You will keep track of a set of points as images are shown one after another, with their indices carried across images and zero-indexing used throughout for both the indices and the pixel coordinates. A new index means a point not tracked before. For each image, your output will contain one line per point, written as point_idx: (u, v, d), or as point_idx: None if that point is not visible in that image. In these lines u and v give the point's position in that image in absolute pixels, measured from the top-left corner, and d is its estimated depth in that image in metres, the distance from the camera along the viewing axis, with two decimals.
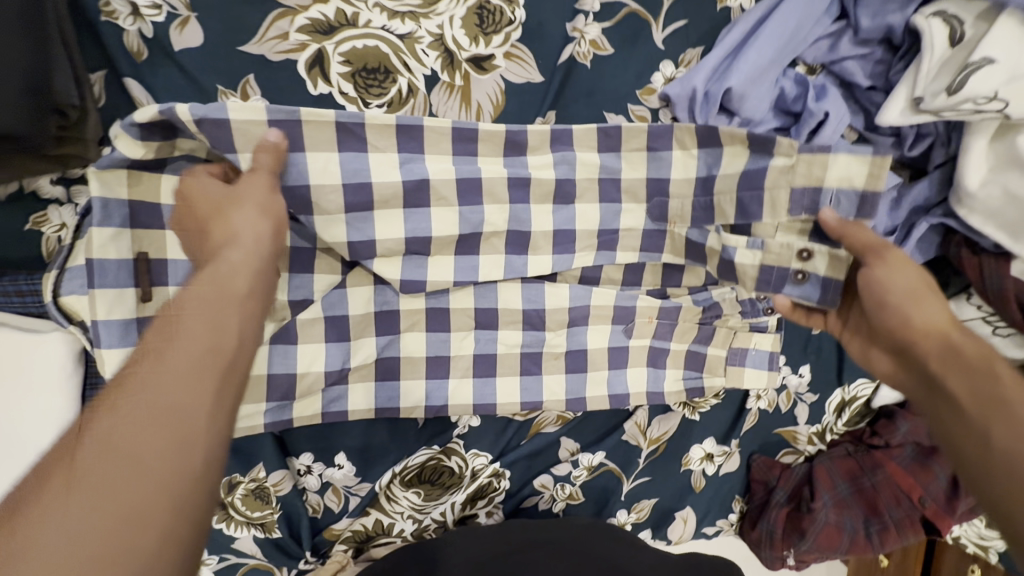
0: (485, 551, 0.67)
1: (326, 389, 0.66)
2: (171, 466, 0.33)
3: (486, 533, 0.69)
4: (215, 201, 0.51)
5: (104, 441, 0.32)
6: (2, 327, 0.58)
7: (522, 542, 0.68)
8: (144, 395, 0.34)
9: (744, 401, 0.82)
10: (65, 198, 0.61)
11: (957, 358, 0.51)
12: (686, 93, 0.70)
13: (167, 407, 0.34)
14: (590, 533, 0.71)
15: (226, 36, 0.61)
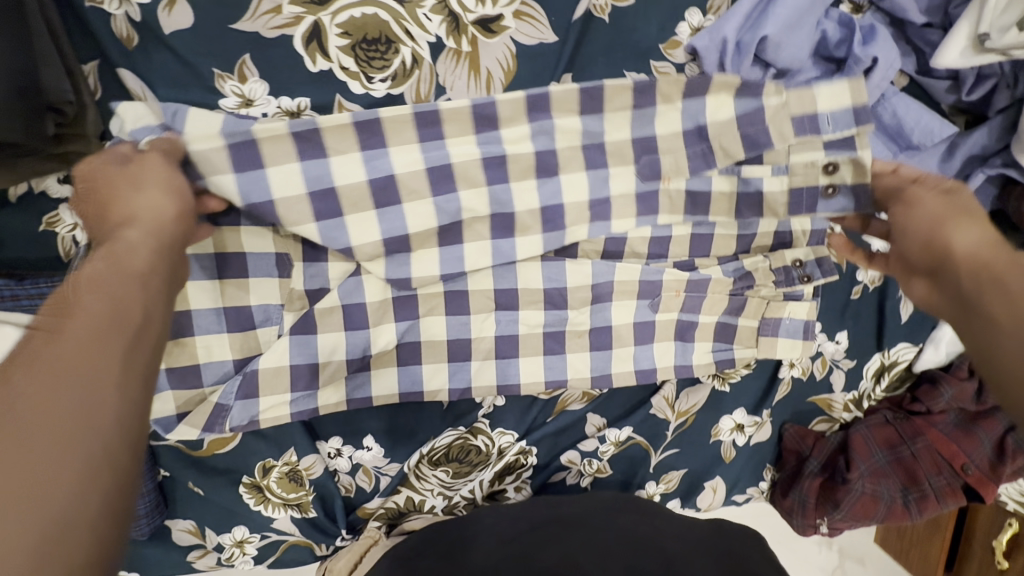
0: (505, 530, 0.64)
1: (350, 376, 0.66)
2: (100, 404, 0.31)
3: (507, 512, 0.67)
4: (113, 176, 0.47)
5: (35, 374, 0.30)
6: None
7: (542, 518, 0.66)
8: (54, 344, 0.32)
9: (776, 370, 0.80)
10: (74, 197, 0.60)
11: (991, 272, 0.44)
12: (715, 45, 0.64)
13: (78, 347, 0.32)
14: (601, 506, 0.69)
15: (217, 13, 0.57)
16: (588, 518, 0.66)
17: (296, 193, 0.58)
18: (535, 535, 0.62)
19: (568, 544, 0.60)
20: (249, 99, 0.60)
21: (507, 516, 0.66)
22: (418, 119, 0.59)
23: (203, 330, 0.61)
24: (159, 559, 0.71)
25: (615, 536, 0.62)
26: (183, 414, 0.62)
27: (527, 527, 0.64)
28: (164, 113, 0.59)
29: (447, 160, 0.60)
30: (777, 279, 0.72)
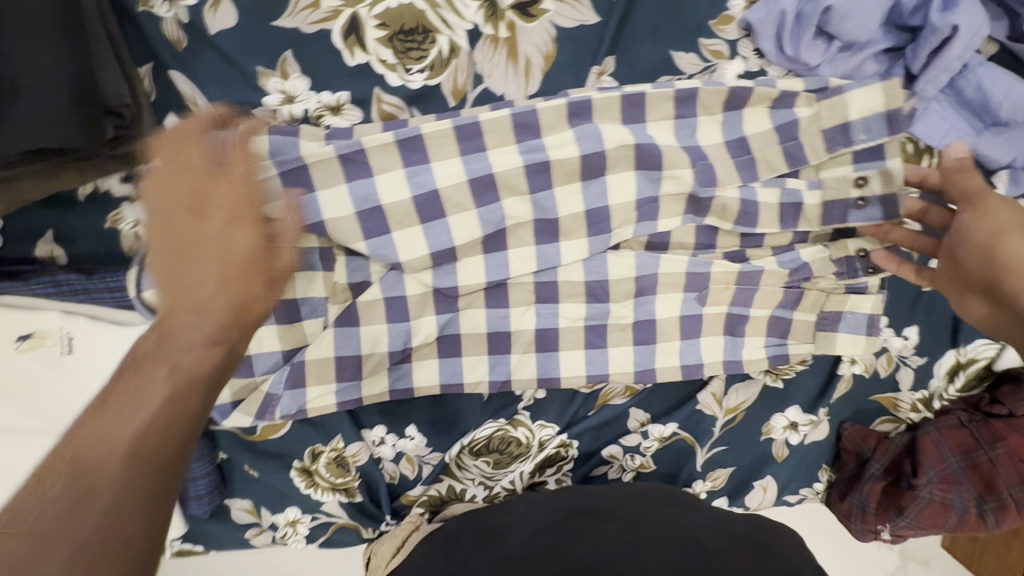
0: (539, 520, 0.62)
1: (392, 368, 0.67)
2: (114, 474, 0.34)
3: (540, 502, 0.66)
4: (182, 168, 0.46)
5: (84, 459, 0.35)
6: (101, 322, 0.62)
7: (571, 507, 0.64)
8: (112, 418, 0.36)
9: (834, 366, 0.75)
10: (135, 196, 0.63)
11: None
12: (772, 18, 0.59)
13: (122, 431, 0.35)
14: (642, 498, 0.67)
15: (259, 11, 0.58)
16: (627, 506, 0.64)
17: (339, 186, 0.59)
18: (570, 519, 0.62)
19: (604, 534, 0.58)
20: (291, 96, 0.60)
21: (544, 505, 0.65)
22: (459, 134, 0.59)
23: None
24: (220, 537, 0.76)
25: (653, 525, 0.60)
26: (237, 401, 0.65)
27: (565, 513, 0.63)
28: None
29: (490, 171, 0.60)
30: (838, 271, 0.67)
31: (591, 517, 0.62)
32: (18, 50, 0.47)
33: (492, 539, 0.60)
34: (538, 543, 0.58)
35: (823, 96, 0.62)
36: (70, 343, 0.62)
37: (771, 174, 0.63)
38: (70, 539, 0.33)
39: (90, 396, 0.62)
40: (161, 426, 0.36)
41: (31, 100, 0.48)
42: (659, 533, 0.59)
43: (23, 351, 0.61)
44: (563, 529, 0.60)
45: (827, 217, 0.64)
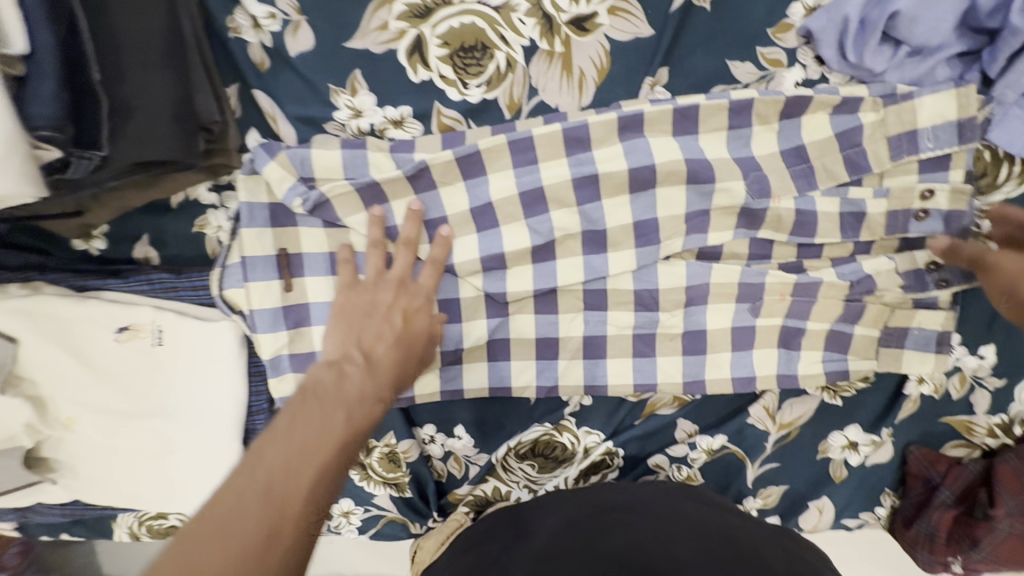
0: (565, 514, 0.61)
1: (443, 369, 0.70)
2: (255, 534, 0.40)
3: (565, 500, 0.65)
4: (369, 284, 0.60)
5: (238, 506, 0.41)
6: (187, 317, 0.68)
7: (595, 504, 0.63)
8: (265, 475, 0.43)
9: (900, 385, 0.71)
10: (220, 203, 0.69)
11: None
12: (835, 24, 0.58)
13: (291, 498, 0.42)
14: (664, 495, 0.65)
15: (333, 34, 0.63)
16: (645, 503, 0.63)
17: (407, 197, 0.64)
18: (594, 513, 0.61)
19: (631, 527, 0.58)
20: (359, 111, 0.65)
21: (566, 504, 0.64)
22: (513, 147, 0.62)
23: (319, 321, 0.68)
24: None
25: (680, 521, 0.59)
26: None
27: (591, 508, 0.62)
28: (289, 127, 0.66)
29: (540, 185, 0.62)
30: (905, 284, 0.64)
31: (618, 519, 0.60)
32: (132, 76, 0.53)
33: (523, 535, 0.60)
34: (566, 533, 0.58)
35: (890, 103, 0.60)
36: (160, 336, 0.68)
37: (831, 182, 0.62)
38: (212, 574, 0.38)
39: (177, 382, 0.69)
40: (305, 491, 0.43)
41: (141, 119, 0.54)
42: (689, 527, 0.58)
43: (121, 342, 0.68)
44: (594, 520, 0.60)
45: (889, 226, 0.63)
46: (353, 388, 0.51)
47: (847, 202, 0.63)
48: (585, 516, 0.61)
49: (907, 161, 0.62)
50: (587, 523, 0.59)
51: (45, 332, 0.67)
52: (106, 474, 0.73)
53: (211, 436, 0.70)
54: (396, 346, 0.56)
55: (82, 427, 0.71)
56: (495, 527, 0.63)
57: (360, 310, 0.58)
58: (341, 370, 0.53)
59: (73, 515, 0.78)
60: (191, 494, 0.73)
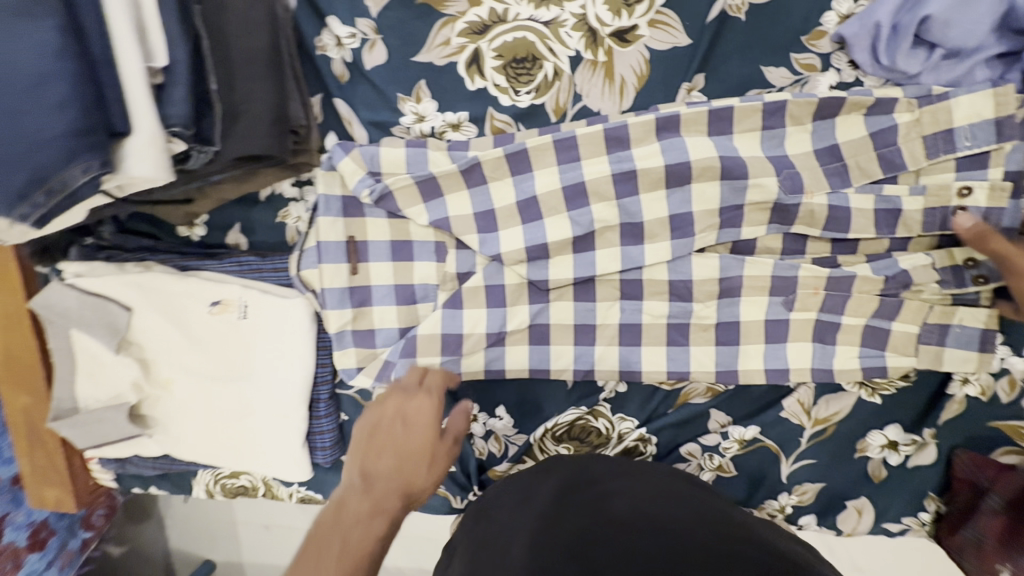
0: (568, 478, 0.61)
1: (488, 349, 0.76)
2: None
3: (564, 462, 0.66)
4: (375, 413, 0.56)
5: None
6: (268, 294, 0.78)
7: (590, 469, 0.64)
8: None
9: (943, 385, 0.71)
10: (301, 197, 0.79)
11: None
12: (867, 30, 0.61)
13: None
14: (657, 475, 0.65)
15: (403, 50, 0.72)
16: (637, 474, 0.63)
17: (461, 192, 0.72)
18: (591, 482, 0.61)
19: (629, 497, 0.58)
20: (422, 116, 0.74)
21: (562, 471, 0.64)
22: (558, 146, 0.68)
23: (379, 302, 0.77)
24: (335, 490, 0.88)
25: (679, 496, 0.60)
26: (361, 366, 0.78)
27: (586, 478, 0.62)
28: (362, 130, 0.75)
29: (582, 179, 0.68)
30: (943, 280, 0.65)
31: (613, 489, 0.59)
32: (242, 86, 0.64)
33: (527, 498, 0.59)
34: (567, 500, 0.57)
35: (925, 103, 0.62)
36: (245, 310, 0.78)
37: (864, 179, 0.64)
38: None
39: (258, 351, 0.79)
40: None
41: (247, 120, 0.65)
42: (688, 502, 0.59)
43: (213, 314, 0.79)
44: (594, 487, 0.59)
45: (926, 223, 0.64)
46: (356, 511, 0.49)
47: (881, 199, 0.65)
48: (583, 485, 0.60)
49: (942, 160, 0.63)
50: (586, 490, 0.59)
51: (154, 303, 0.79)
52: (193, 431, 0.84)
53: (284, 400, 0.79)
54: (398, 456, 0.52)
55: (178, 387, 0.82)
56: (494, 497, 0.63)
57: (363, 439, 0.54)
58: (327, 522, 0.48)
59: (163, 468, 0.89)
60: (262, 453, 0.82)
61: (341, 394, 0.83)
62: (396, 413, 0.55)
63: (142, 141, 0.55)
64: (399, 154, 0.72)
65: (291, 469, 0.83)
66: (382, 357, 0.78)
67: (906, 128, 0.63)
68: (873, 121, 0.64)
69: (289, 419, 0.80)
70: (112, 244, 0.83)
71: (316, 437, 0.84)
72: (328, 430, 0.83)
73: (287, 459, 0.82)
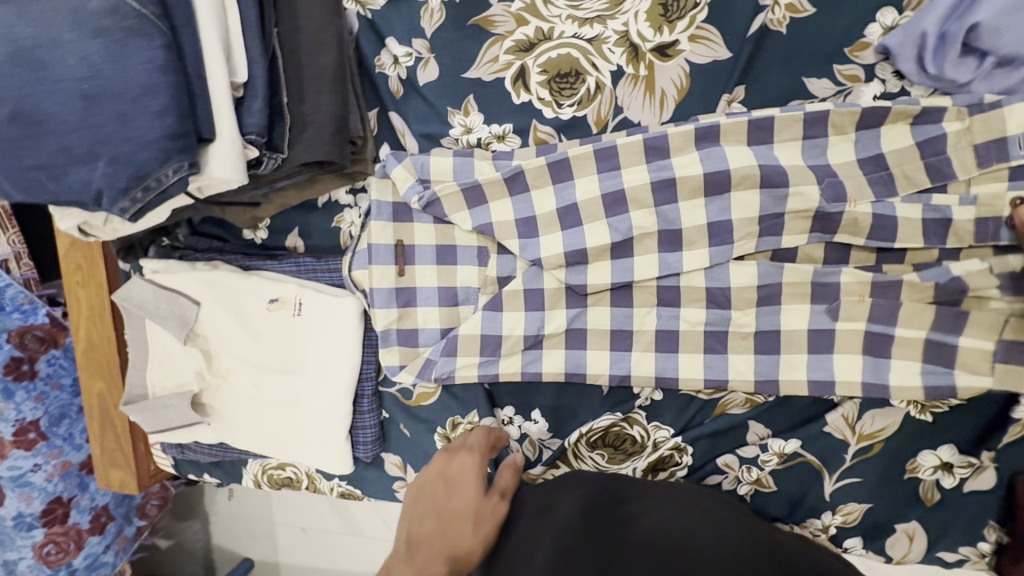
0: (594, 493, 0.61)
1: (525, 352, 0.78)
2: None
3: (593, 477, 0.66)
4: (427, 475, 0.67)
5: None
6: (322, 293, 0.84)
7: (619, 489, 0.63)
8: None
9: (1007, 406, 0.66)
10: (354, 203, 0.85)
11: None
12: (912, 41, 0.62)
13: None
14: (691, 497, 0.63)
15: (454, 67, 0.77)
16: (669, 496, 0.61)
17: (504, 199, 0.76)
18: (611, 507, 0.58)
19: (650, 520, 0.55)
20: (469, 128, 0.78)
21: (579, 493, 0.61)
22: (598, 155, 0.71)
23: (424, 303, 0.80)
24: (374, 486, 0.91)
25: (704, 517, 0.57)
26: (403, 364, 0.81)
27: (612, 496, 0.61)
28: (413, 141, 0.81)
29: (621, 187, 0.70)
30: (1002, 286, 0.63)
31: (632, 513, 0.57)
32: (309, 99, 0.70)
33: (550, 510, 0.59)
34: (586, 523, 0.55)
35: (976, 111, 0.61)
36: (300, 308, 0.84)
37: (911, 189, 0.64)
38: None
39: (310, 346, 0.84)
40: None
41: (312, 130, 0.70)
42: (716, 521, 0.55)
43: (271, 311, 0.85)
44: (615, 512, 0.57)
45: (979, 233, 0.62)
46: (403, 572, 0.57)
47: (930, 208, 0.64)
48: (603, 507, 0.58)
49: (996, 168, 0.62)
50: (606, 514, 0.57)
51: (219, 299, 0.86)
52: (247, 420, 0.89)
53: (331, 393, 0.83)
54: (443, 519, 0.61)
55: (236, 378, 0.88)
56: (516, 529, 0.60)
57: (417, 496, 0.64)
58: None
59: (217, 455, 0.95)
60: (308, 444, 0.87)
61: (384, 391, 0.87)
62: (443, 482, 0.64)
63: (223, 147, 0.62)
64: (446, 162, 0.76)
65: (334, 462, 0.86)
66: (424, 356, 0.81)
67: (955, 137, 0.62)
68: (919, 130, 0.63)
69: (334, 412, 0.84)
70: (185, 245, 0.91)
71: (358, 432, 0.87)
72: (370, 425, 0.87)
73: (330, 451, 0.85)
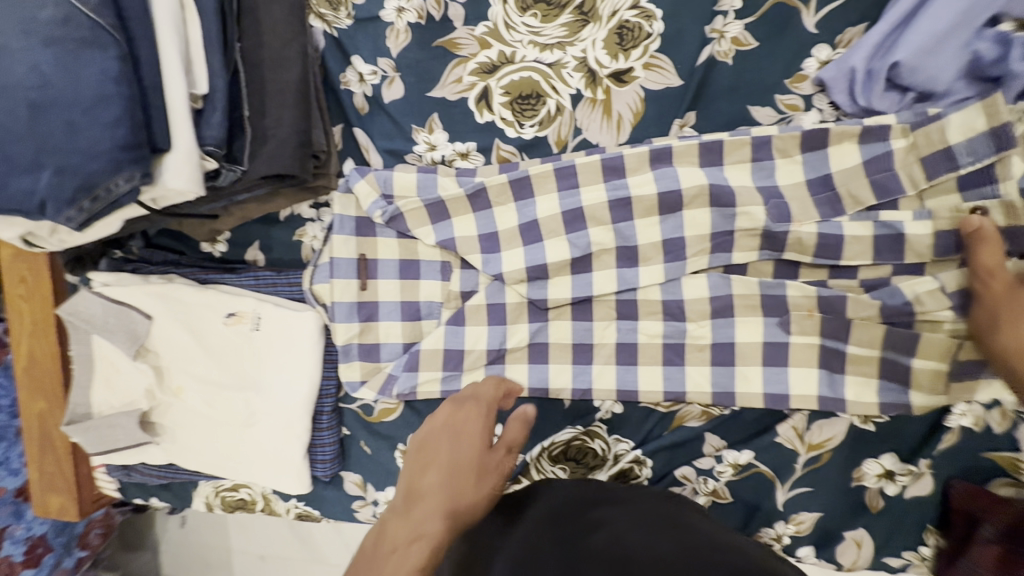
0: (558, 504, 0.61)
1: (488, 366, 0.78)
2: None
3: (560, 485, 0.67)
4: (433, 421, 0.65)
5: None
6: (281, 307, 0.82)
7: (585, 497, 0.63)
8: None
9: (942, 417, 0.71)
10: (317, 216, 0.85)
11: None
12: (843, 74, 0.67)
13: None
14: (657, 503, 0.63)
15: (418, 86, 0.79)
16: (632, 503, 0.62)
17: (467, 215, 0.77)
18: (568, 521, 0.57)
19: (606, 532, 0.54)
20: (434, 145, 0.80)
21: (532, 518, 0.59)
22: (558, 174, 0.73)
23: (386, 317, 0.80)
24: (333, 506, 0.89)
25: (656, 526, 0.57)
26: (365, 379, 0.81)
27: (579, 505, 0.61)
28: (378, 157, 0.81)
29: (580, 205, 0.73)
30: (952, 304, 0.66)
31: (592, 525, 0.55)
32: (271, 113, 0.70)
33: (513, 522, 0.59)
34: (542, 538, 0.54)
35: (919, 127, 0.65)
36: (258, 323, 0.82)
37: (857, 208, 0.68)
38: None
39: (267, 361, 0.82)
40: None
41: (273, 144, 0.70)
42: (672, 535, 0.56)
43: (228, 325, 0.83)
44: (567, 528, 0.56)
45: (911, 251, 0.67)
46: (400, 526, 0.55)
47: (879, 225, 0.68)
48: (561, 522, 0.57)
49: (943, 179, 0.66)
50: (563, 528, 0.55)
51: (174, 313, 0.84)
52: (199, 440, 0.86)
53: (289, 410, 0.81)
54: (445, 471, 0.59)
55: (189, 396, 0.85)
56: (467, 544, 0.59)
57: (422, 446, 0.62)
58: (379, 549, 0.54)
59: (167, 477, 0.91)
60: (264, 464, 0.84)
61: (344, 408, 0.85)
62: (450, 432, 0.63)
63: (178, 158, 0.62)
64: (409, 178, 0.77)
65: (290, 481, 0.84)
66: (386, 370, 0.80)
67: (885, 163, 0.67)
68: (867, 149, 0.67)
69: (292, 429, 0.82)
70: (139, 257, 0.88)
71: (317, 450, 0.85)
72: (329, 443, 0.85)
73: (287, 470, 0.83)
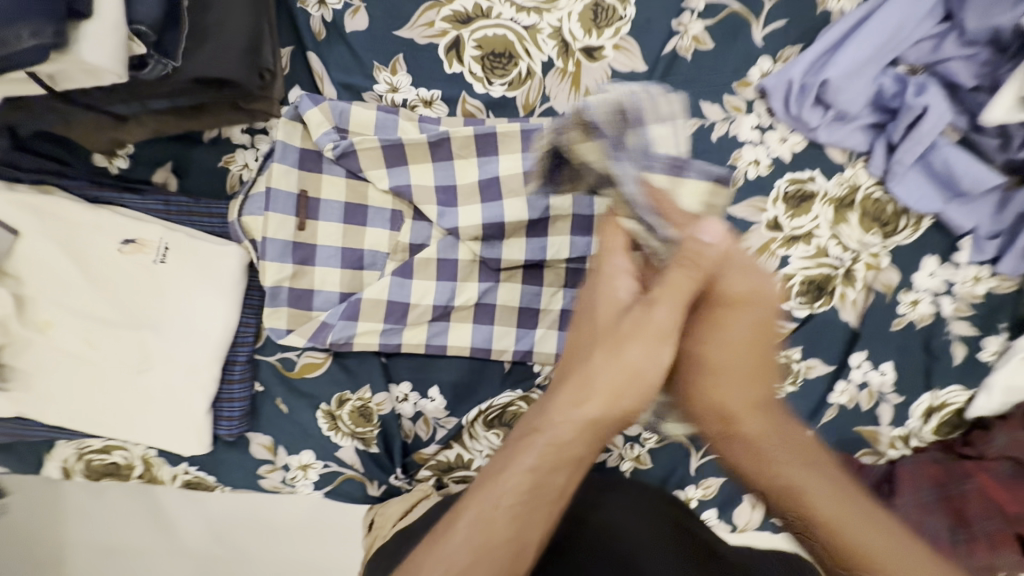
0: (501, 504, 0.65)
1: (431, 323, 0.76)
2: (494, 519, 0.46)
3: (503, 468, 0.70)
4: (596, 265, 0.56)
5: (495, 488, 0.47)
6: (195, 238, 0.71)
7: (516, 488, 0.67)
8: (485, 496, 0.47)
9: (826, 393, 0.83)
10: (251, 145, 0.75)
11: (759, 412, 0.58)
12: (782, 85, 0.76)
13: (547, 482, 0.47)
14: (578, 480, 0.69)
15: (386, 22, 0.75)
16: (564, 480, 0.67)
17: (425, 163, 0.74)
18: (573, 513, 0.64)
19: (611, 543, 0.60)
20: (395, 87, 0.76)
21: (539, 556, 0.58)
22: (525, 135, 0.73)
23: (323, 262, 0.74)
24: (233, 472, 0.79)
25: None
26: (291, 328, 0.73)
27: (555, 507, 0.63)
28: (331, 89, 0.75)
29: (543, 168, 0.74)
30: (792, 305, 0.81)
31: (616, 568, 0.56)
32: (217, 9, 0.62)
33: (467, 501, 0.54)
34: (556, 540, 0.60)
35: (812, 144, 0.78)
36: (165, 254, 0.70)
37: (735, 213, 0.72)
38: (484, 521, 0.45)
39: (173, 299, 0.71)
40: (531, 485, 0.47)
41: (218, 43, 0.62)
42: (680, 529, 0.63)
43: (123, 254, 0.70)
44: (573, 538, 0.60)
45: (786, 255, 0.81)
46: (581, 416, 0.48)
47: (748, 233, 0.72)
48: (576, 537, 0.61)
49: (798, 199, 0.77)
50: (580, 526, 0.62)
51: (48, 229, 0.68)
52: (68, 388, 0.71)
53: (196, 356, 0.71)
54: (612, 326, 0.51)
55: (57, 333, 0.70)
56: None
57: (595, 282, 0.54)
58: (495, 462, 0.49)
59: (11, 435, 0.73)
60: (155, 418, 0.73)
61: (259, 361, 0.77)
62: (630, 303, 0.52)
63: (102, 27, 0.51)
64: (366, 115, 0.73)
65: (187, 440, 0.73)
66: (316, 319, 0.74)
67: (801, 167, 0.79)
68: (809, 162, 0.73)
69: (197, 378, 0.72)
70: None
71: (223, 406, 0.75)
72: (239, 398, 0.76)
73: (186, 426, 0.72)
